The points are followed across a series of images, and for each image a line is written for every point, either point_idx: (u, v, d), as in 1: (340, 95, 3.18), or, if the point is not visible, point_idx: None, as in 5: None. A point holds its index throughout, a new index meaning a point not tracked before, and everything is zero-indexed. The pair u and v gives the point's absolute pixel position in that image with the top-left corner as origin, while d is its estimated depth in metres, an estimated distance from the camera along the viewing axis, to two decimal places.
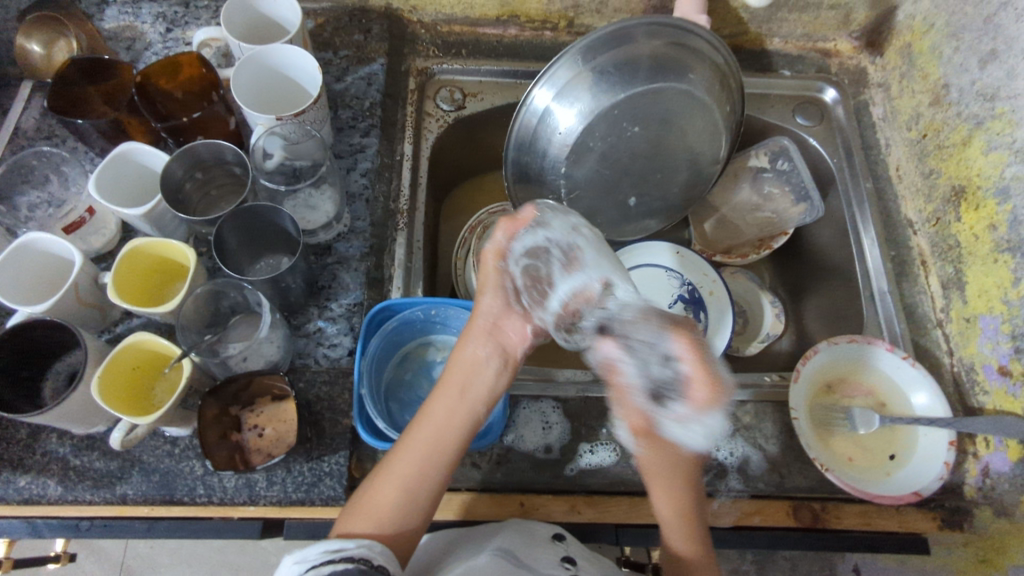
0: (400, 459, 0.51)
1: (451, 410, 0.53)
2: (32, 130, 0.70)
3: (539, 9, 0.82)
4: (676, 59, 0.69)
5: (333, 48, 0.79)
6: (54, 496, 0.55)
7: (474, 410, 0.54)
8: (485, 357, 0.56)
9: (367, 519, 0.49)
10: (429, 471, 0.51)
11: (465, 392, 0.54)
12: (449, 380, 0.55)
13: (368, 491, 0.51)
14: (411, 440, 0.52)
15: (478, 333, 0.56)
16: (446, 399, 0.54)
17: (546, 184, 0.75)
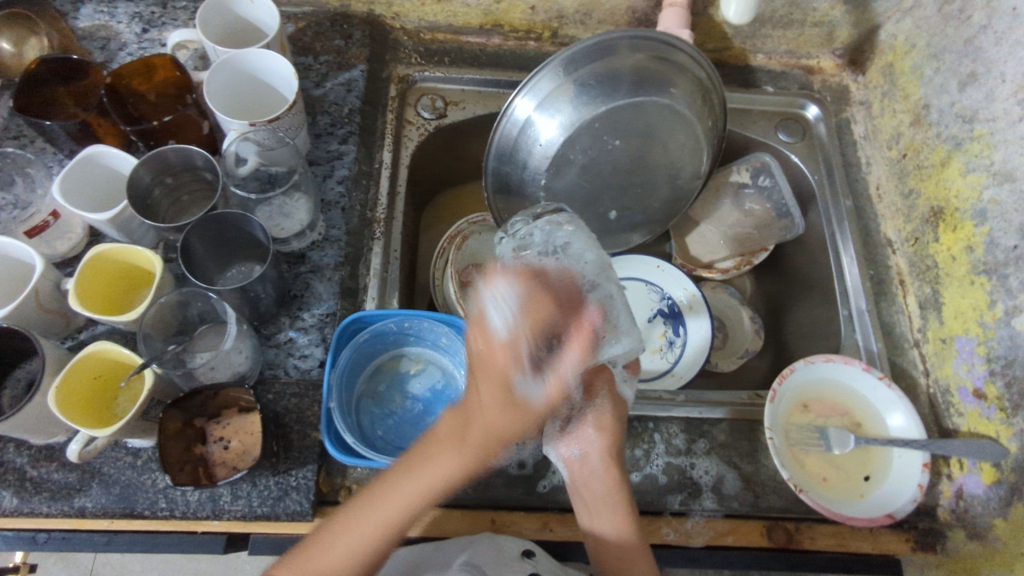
0: (354, 531, 0.48)
1: (426, 492, 0.48)
2: None
3: (523, 19, 0.82)
4: (658, 73, 0.69)
5: (313, 53, 0.78)
6: (10, 508, 0.53)
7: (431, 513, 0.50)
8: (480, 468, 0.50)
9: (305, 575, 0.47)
10: (381, 552, 0.48)
11: (445, 485, 0.49)
12: (428, 475, 0.48)
13: (310, 541, 0.49)
14: (373, 517, 0.48)
15: (485, 444, 0.48)
16: (424, 487, 0.48)
17: (526, 194, 0.74)
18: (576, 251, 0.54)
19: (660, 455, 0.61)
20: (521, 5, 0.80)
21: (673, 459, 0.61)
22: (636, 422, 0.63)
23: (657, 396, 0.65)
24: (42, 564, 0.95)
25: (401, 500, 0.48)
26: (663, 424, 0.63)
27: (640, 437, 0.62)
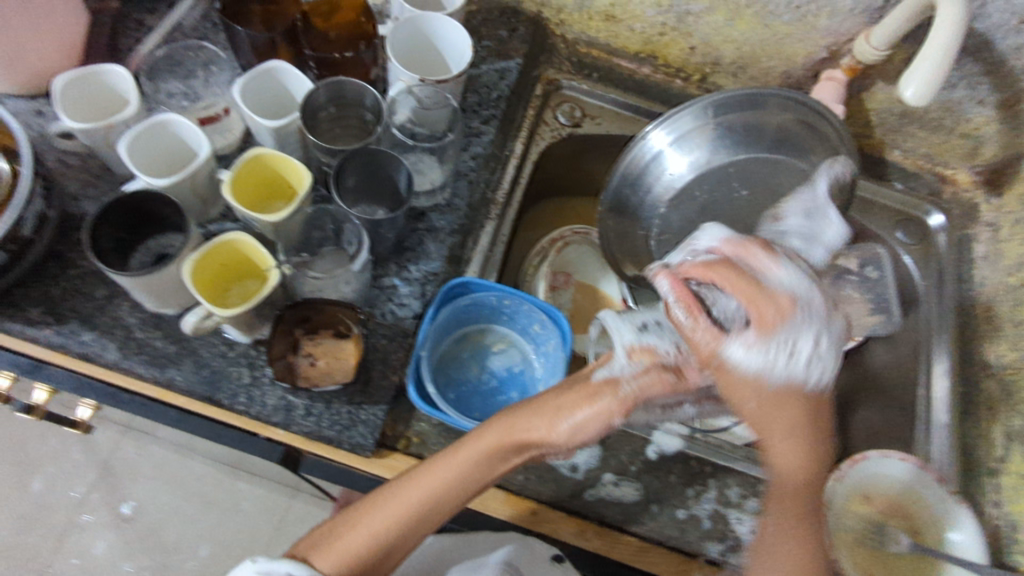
0: (381, 515, 0.50)
1: (459, 479, 0.51)
2: (191, 28, 0.75)
3: (680, 57, 0.83)
4: (800, 137, 0.71)
5: (478, 36, 0.81)
6: (111, 360, 0.59)
7: (456, 495, 0.52)
8: (499, 461, 0.52)
9: (331, 553, 0.50)
10: (408, 535, 0.51)
11: (475, 474, 0.52)
12: (460, 461, 0.52)
13: (341, 519, 0.51)
14: (403, 503, 0.51)
15: (521, 440, 0.52)
16: (456, 474, 0.51)
17: (640, 219, 0.75)
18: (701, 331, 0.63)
19: (709, 501, 0.63)
20: (683, 42, 0.81)
21: (721, 507, 0.62)
22: (693, 463, 0.64)
23: (718, 443, 0.66)
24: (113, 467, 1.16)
25: (431, 489, 0.51)
26: (720, 473, 0.64)
27: (694, 478, 0.63)
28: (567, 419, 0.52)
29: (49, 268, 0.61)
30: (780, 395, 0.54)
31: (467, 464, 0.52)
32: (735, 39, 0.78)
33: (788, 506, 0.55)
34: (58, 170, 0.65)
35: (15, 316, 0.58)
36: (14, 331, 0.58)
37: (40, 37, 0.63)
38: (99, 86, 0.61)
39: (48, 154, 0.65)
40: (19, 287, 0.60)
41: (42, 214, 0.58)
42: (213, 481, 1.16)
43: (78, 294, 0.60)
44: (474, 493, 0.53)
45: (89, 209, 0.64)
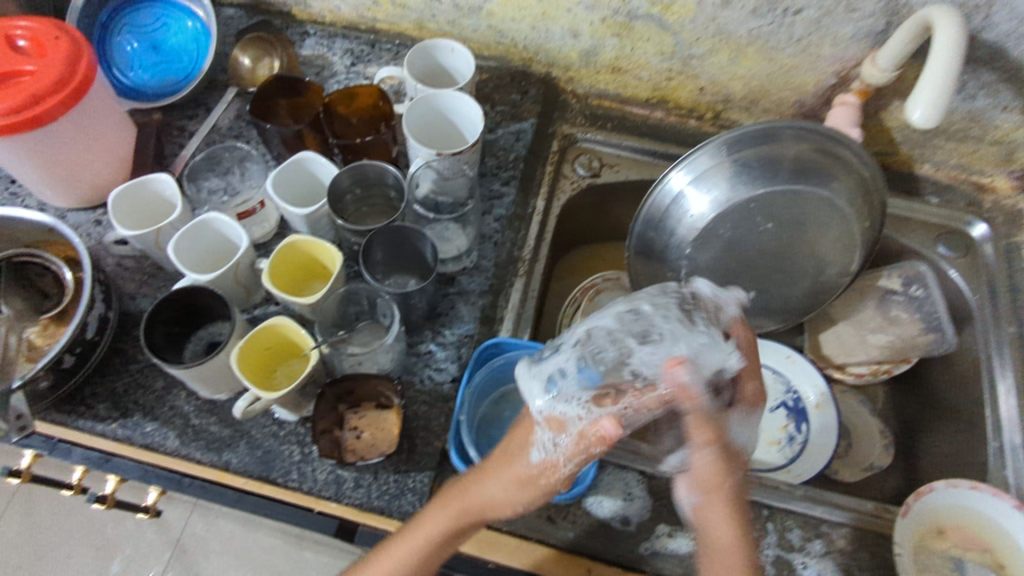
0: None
1: (424, 546, 0.53)
2: (226, 128, 0.82)
3: (690, 98, 0.85)
4: (821, 165, 0.70)
5: (491, 102, 0.85)
6: (171, 448, 0.62)
7: (430, 561, 0.53)
8: (463, 530, 0.53)
9: None
10: None
11: (436, 543, 0.52)
12: (411, 541, 0.53)
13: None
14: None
15: (467, 514, 0.52)
16: (416, 544, 0.53)
17: (667, 261, 0.76)
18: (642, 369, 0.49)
19: (771, 546, 0.60)
20: (691, 84, 0.83)
21: (784, 553, 0.60)
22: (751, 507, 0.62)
23: (775, 486, 0.64)
24: (192, 534, 1.25)
25: (393, 558, 0.53)
26: (779, 515, 0.62)
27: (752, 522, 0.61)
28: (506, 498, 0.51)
29: (112, 365, 0.65)
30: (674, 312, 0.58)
31: (427, 532, 0.52)
32: (742, 76, 0.79)
33: (712, 562, 0.48)
34: (116, 273, 0.70)
35: (84, 413, 0.63)
36: (82, 428, 0.62)
37: (92, 152, 0.70)
38: (149, 194, 0.67)
39: (108, 258, 0.71)
40: (87, 386, 0.64)
41: (104, 315, 0.62)
42: (285, 553, 1.22)
43: (139, 387, 0.64)
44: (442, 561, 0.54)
45: (146, 306, 0.69)
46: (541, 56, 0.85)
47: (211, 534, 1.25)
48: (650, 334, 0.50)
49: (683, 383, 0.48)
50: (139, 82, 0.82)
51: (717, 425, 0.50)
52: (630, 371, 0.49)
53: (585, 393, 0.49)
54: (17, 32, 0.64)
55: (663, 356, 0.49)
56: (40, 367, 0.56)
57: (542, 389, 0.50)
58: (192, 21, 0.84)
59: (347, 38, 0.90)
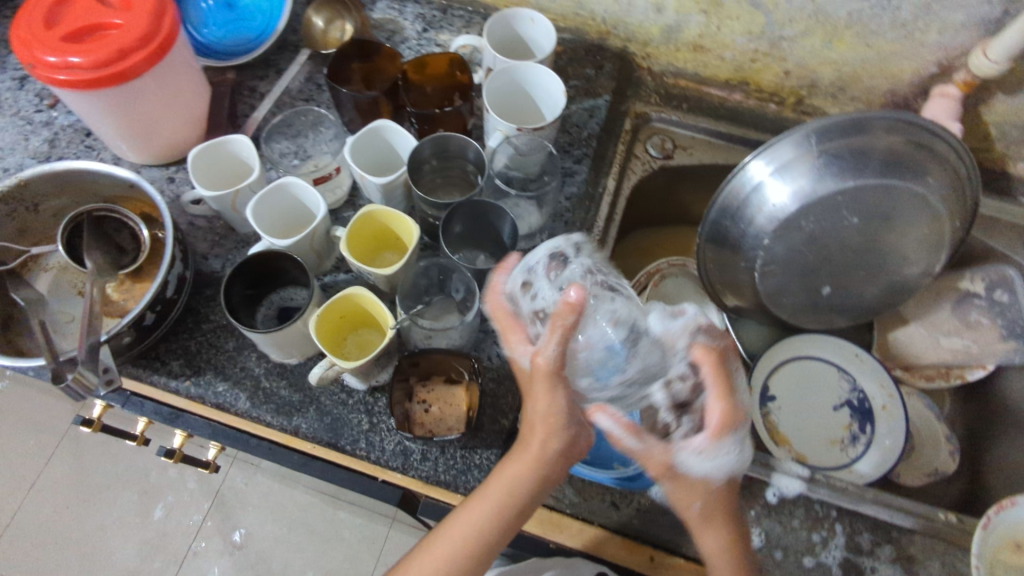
0: (437, 555, 0.53)
1: (508, 495, 0.52)
2: (296, 91, 0.81)
3: (773, 82, 0.81)
4: (913, 159, 0.66)
5: (565, 76, 0.82)
6: (242, 409, 0.62)
7: (514, 513, 0.52)
8: (548, 477, 0.53)
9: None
10: (488, 550, 0.53)
11: (521, 489, 0.52)
12: (494, 490, 0.52)
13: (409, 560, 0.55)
14: (450, 548, 0.53)
15: (545, 459, 0.52)
16: (498, 496, 0.52)
17: (741, 251, 0.74)
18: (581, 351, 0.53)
19: (839, 548, 0.60)
20: (777, 67, 0.79)
21: (852, 555, 0.59)
22: (819, 506, 0.62)
23: (844, 487, 0.63)
24: (233, 487, 1.28)
25: (477, 511, 0.53)
26: (848, 517, 0.61)
27: (821, 522, 0.61)
28: (542, 417, 0.52)
29: (186, 324, 0.66)
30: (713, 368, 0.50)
31: (506, 484, 0.52)
32: (834, 61, 0.75)
33: None
34: (188, 232, 0.71)
35: (158, 369, 0.63)
36: (157, 383, 0.63)
37: (169, 110, 0.70)
38: (226, 154, 0.66)
39: (181, 216, 0.72)
40: (161, 342, 0.65)
41: (181, 275, 0.63)
42: (321, 512, 1.25)
43: (210, 347, 0.65)
44: (522, 514, 0.53)
45: (218, 266, 0.69)
46: (619, 30, 0.82)
47: (250, 488, 1.28)
48: (630, 364, 0.53)
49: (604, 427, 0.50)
50: (212, 40, 0.80)
51: (679, 472, 0.51)
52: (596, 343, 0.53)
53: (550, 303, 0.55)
54: None
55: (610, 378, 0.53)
56: (125, 324, 0.57)
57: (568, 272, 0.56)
58: None
59: (419, 3, 0.88)
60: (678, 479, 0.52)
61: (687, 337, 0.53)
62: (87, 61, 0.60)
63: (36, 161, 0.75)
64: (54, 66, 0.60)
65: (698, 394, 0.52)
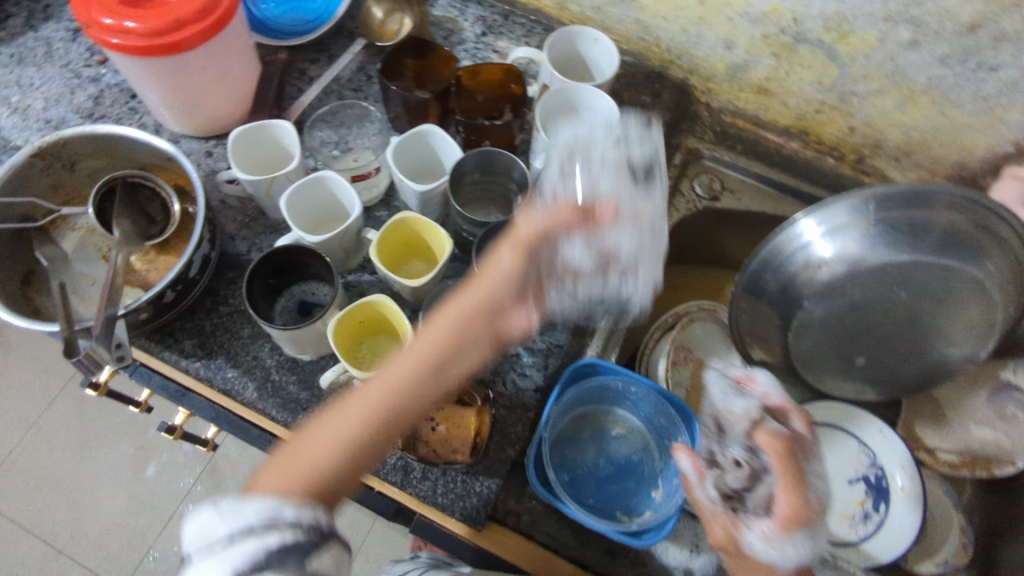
0: (342, 419, 0.46)
1: (437, 343, 0.49)
2: (346, 80, 0.79)
3: (836, 135, 0.78)
4: (973, 240, 0.63)
5: (620, 100, 0.80)
6: (249, 398, 0.61)
7: (441, 367, 0.49)
8: (476, 333, 0.51)
9: (299, 461, 0.44)
10: (399, 413, 0.47)
11: (452, 335, 0.49)
12: (422, 340, 0.49)
13: (297, 441, 0.46)
14: (366, 403, 0.47)
15: (480, 309, 0.51)
16: (425, 346, 0.49)
17: (777, 308, 0.71)
18: (569, 258, 0.54)
19: None
20: (842, 122, 0.76)
21: None
22: None
23: None
24: (227, 456, 1.28)
25: (399, 363, 0.48)
26: None
27: None
28: (500, 270, 0.53)
29: (204, 304, 0.65)
30: (778, 454, 0.48)
31: (437, 335, 0.49)
32: (904, 124, 0.72)
33: None
34: (219, 210, 0.70)
35: (170, 346, 0.62)
36: (168, 360, 0.62)
37: (217, 84, 0.68)
38: (265, 138, 0.65)
39: (214, 193, 0.71)
40: (177, 319, 0.64)
41: (206, 256, 0.61)
42: None
43: (225, 331, 0.64)
44: (444, 375, 0.49)
45: (244, 249, 0.68)
46: (683, 61, 0.80)
47: (244, 459, 1.28)
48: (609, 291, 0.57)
49: (682, 468, 0.53)
50: (269, 17, 0.79)
51: (745, 549, 0.50)
52: (585, 252, 0.54)
53: (564, 187, 0.56)
54: None
55: (572, 300, 0.57)
56: (143, 301, 0.56)
57: (598, 152, 0.58)
58: None
59: (481, 5, 0.86)
60: (738, 558, 0.51)
61: (758, 415, 0.51)
62: (143, 27, 0.59)
63: (78, 116, 0.74)
64: (109, 29, 0.59)
65: (757, 481, 0.50)
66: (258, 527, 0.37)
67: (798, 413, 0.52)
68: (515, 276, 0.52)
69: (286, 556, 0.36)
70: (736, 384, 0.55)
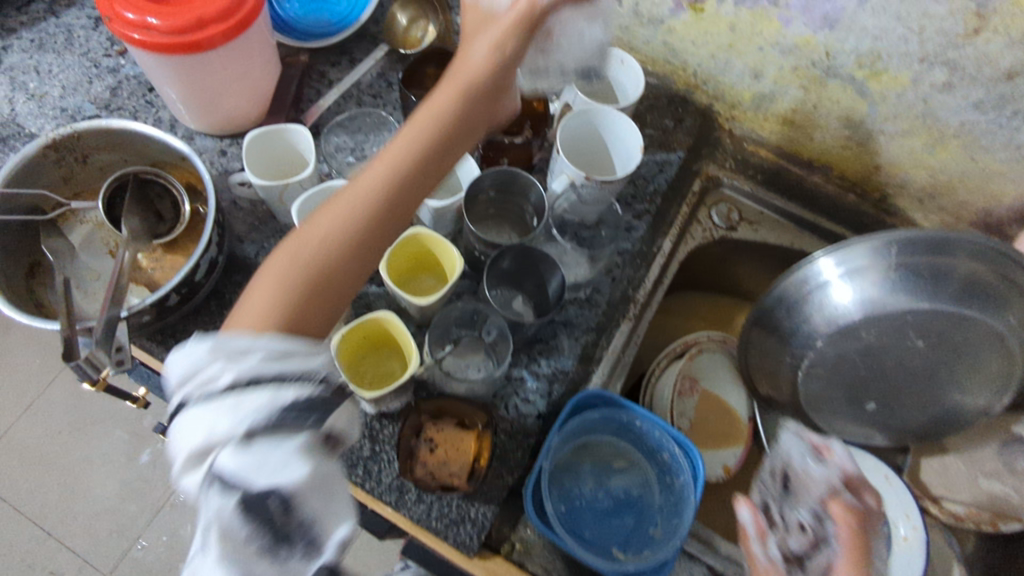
0: (342, 206, 0.45)
1: (429, 134, 0.48)
2: (366, 85, 0.78)
3: (860, 173, 0.76)
4: (998, 291, 0.61)
5: (642, 123, 0.79)
6: None
7: (435, 155, 0.48)
8: (470, 120, 0.50)
9: (292, 261, 0.43)
10: (403, 199, 0.47)
11: (448, 123, 0.49)
12: (416, 128, 0.48)
13: (294, 236, 0.45)
14: (363, 192, 0.46)
15: (469, 90, 0.50)
16: (421, 133, 0.48)
17: (788, 346, 0.69)
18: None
19: None
20: (867, 159, 0.74)
21: None
22: None
23: None
24: None
25: (393, 150, 0.47)
26: None
27: None
28: (482, 61, 0.51)
29: (208, 307, 0.64)
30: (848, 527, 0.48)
31: (430, 119, 0.49)
32: (931, 166, 0.71)
33: None
34: (229, 211, 0.69)
35: (172, 348, 0.62)
36: (168, 362, 0.61)
37: (235, 84, 0.67)
38: (280, 143, 0.65)
39: (225, 194, 0.70)
40: (180, 321, 0.63)
41: (213, 259, 0.60)
42: None
43: None
44: (440, 167, 0.49)
45: (252, 253, 0.67)
46: (708, 86, 0.78)
47: None
48: None
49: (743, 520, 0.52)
50: (292, 17, 0.78)
51: None
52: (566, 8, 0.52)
53: None
54: None
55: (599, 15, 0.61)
56: (147, 303, 0.55)
57: None
58: None
59: None
60: None
61: (834, 486, 0.51)
62: (164, 25, 0.58)
63: (94, 107, 0.74)
64: (131, 24, 0.58)
65: (816, 551, 0.50)
66: (267, 381, 0.38)
67: (871, 491, 0.52)
68: (494, 60, 0.51)
69: (306, 418, 0.38)
70: (814, 450, 0.55)
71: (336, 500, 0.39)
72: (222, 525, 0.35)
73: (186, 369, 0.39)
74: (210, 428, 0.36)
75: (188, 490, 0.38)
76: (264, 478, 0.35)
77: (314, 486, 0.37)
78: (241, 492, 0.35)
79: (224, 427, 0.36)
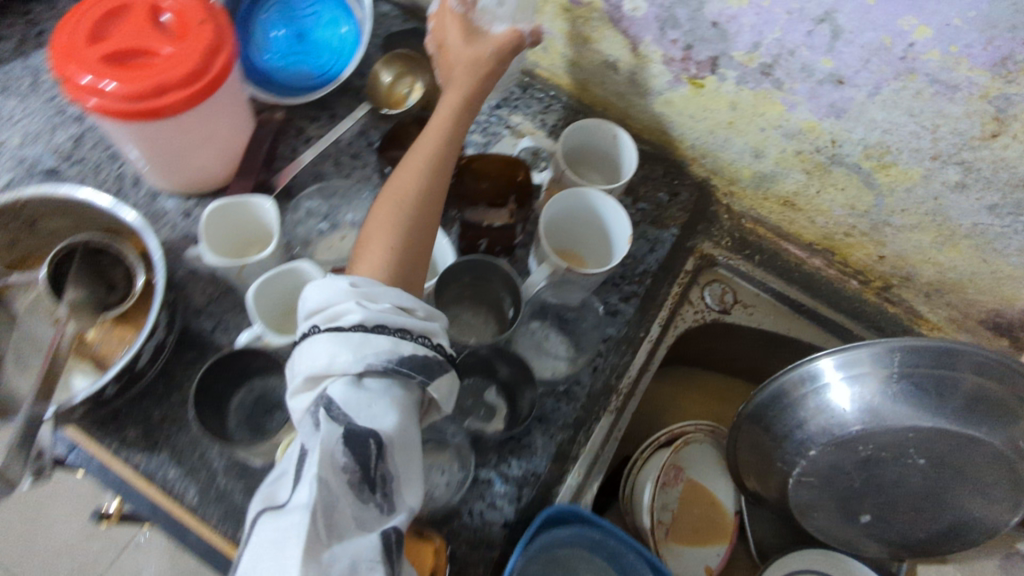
0: (404, 179, 0.56)
1: (455, 111, 0.60)
2: (345, 143, 0.74)
3: (864, 261, 0.72)
4: (1008, 411, 0.56)
5: (634, 196, 0.75)
6: (189, 502, 0.55)
7: (461, 127, 0.60)
8: (479, 92, 0.62)
9: (385, 228, 0.53)
10: (448, 162, 0.58)
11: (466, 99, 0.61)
12: (445, 110, 0.60)
13: (374, 211, 0.55)
14: (417, 165, 0.56)
15: (478, 68, 0.61)
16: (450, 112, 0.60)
17: (781, 448, 0.65)
18: None
19: None
20: (871, 248, 0.70)
21: None
22: None
23: None
24: None
25: (432, 130, 0.59)
26: None
27: None
28: (468, 49, 0.62)
29: (156, 388, 0.59)
30: None
31: (451, 101, 0.60)
32: (939, 263, 0.66)
33: None
34: (187, 280, 0.64)
35: (113, 434, 0.57)
36: (106, 449, 0.57)
37: (201, 146, 0.63)
38: (244, 212, 0.60)
39: (185, 260, 0.66)
40: (124, 405, 0.59)
41: (161, 342, 0.56)
42: None
43: (174, 422, 0.58)
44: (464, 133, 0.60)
45: (209, 328, 0.63)
46: (706, 160, 0.74)
47: None
48: None
49: None
50: (270, 68, 0.74)
51: None
52: None
53: None
54: (163, 9, 0.58)
55: None
56: (80, 399, 0.51)
57: None
58: (346, 25, 0.76)
59: None
60: None
61: None
62: (122, 89, 0.53)
63: (54, 158, 0.70)
64: (85, 88, 0.54)
65: None
66: (392, 332, 0.44)
67: None
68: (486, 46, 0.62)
69: (414, 373, 0.44)
70: None
71: (412, 470, 0.43)
72: (320, 452, 0.39)
73: (321, 301, 0.46)
74: (333, 356, 0.42)
75: (296, 411, 0.43)
76: (365, 418, 0.41)
77: (404, 444, 0.43)
78: (345, 423, 0.40)
79: (347, 358, 0.42)
